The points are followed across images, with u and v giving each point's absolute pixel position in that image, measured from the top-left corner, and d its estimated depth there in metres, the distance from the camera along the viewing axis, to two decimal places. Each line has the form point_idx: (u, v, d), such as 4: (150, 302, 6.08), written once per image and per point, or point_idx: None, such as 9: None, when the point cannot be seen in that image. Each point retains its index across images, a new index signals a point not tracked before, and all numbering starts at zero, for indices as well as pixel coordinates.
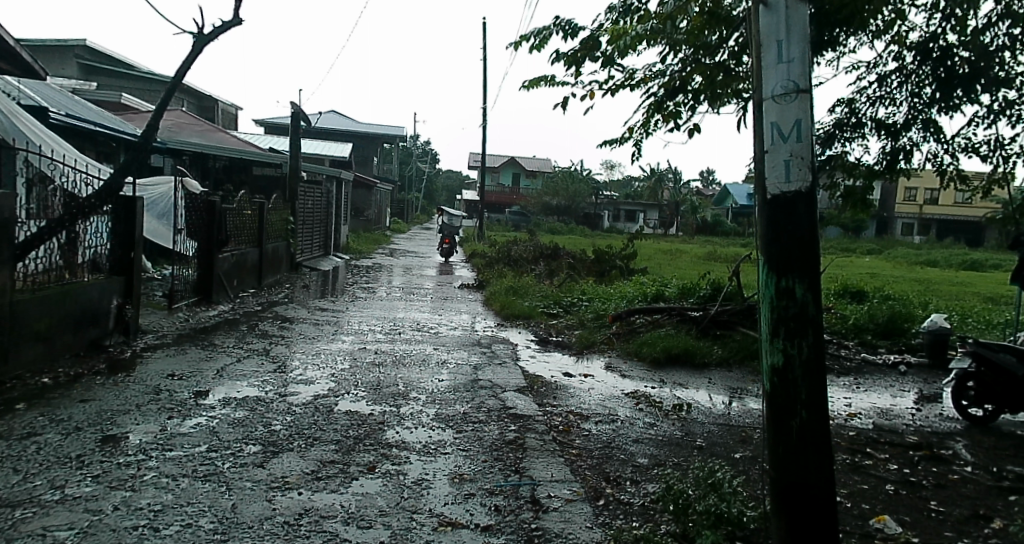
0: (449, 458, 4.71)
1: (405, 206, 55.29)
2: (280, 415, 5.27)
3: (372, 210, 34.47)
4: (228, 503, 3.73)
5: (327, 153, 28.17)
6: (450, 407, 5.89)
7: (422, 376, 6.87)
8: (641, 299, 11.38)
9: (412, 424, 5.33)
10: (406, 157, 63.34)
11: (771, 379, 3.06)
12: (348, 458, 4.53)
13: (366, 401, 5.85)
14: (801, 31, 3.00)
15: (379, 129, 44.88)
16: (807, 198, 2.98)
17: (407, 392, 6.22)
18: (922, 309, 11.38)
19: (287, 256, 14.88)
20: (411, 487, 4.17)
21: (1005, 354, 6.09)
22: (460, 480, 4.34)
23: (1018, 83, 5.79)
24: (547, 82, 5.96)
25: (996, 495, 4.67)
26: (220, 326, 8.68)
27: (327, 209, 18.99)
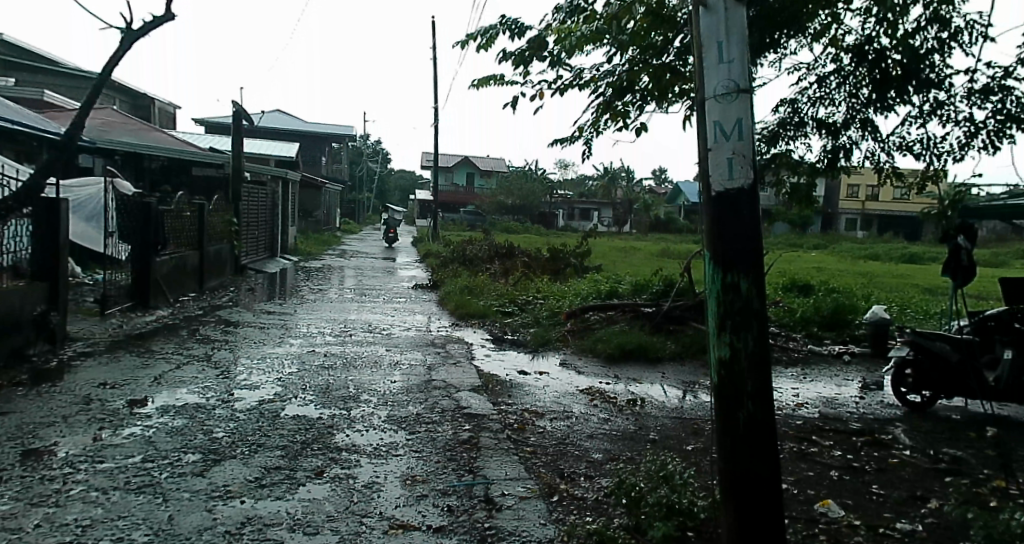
0: (401, 460, 4.69)
1: (355, 207, 54.69)
2: (222, 423, 5.19)
3: (322, 212, 34.10)
4: (164, 514, 3.67)
5: (272, 153, 27.74)
6: (403, 408, 5.88)
7: (374, 377, 6.84)
8: (596, 295, 11.54)
9: (363, 427, 5.29)
10: (355, 155, 62.41)
11: (718, 371, 3.13)
12: (295, 464, 4.48)
13: (314, 404, 5.80)
14: (740, 31, 3.08)
15: (326, 128, 44.34)
16: (749, 194, 3.06)
17: (358, 394, 6.18)
18: (865, 301, 11.77)
19: (230, 259, 14.62)
20: (361, 490, 4.15)
21: (942, 343, 6.30)
22: (412, 482, 4.33)
23: (948, 84, 6.03)
24: (496, 80, 5.94)
25: (934, 477, 4.84)
26: (159, 332, 8.51)
27: (273, 210, 18.70)
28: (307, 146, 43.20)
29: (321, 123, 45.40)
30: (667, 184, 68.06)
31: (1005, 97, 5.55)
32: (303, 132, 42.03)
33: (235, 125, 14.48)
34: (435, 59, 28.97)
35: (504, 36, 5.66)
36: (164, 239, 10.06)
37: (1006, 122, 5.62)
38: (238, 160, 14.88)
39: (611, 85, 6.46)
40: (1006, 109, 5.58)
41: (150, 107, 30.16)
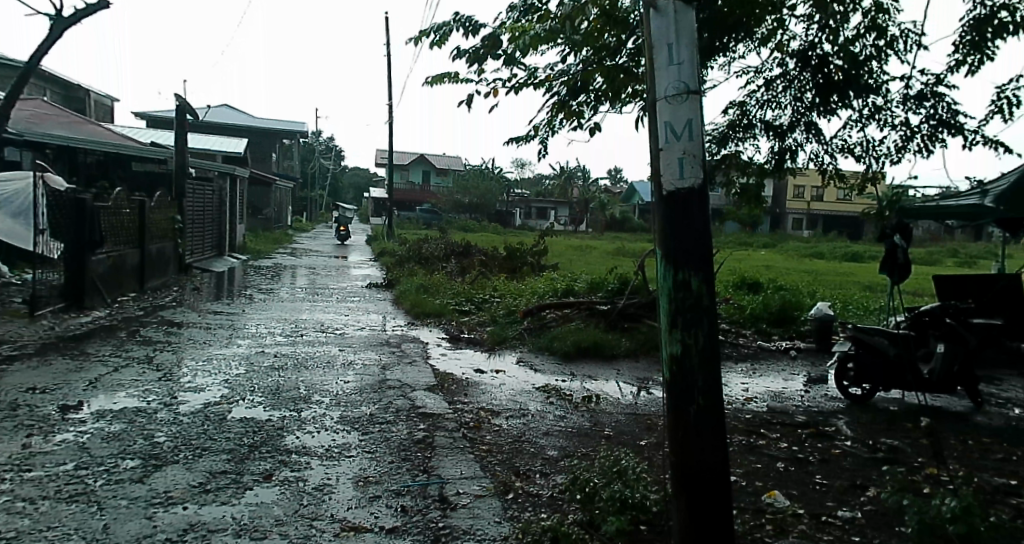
0: (354, 461, 4.69)
1: (307, 204, 53.96)
2: (164, 427, 5.10)
3: (272, 209, 33.56)
4: (100, 523, 3.61)
5: (220, 149, 27.18)
6: (356, 409, 5.86)
7: (325, 378, 6.79)
8: (552, 293, 11.64)
9: (314, 428, 5.27)
10: (307, 152, 61.50)
11: (669, 368, 3.22)
12: (241, 468, 4.44)
13: (263, 407, 5.74)
14: (689, 34, 3.17)
15: (276, 124, 43.61)
16: (699, 194, 3.15)
17: (309, 395, 6.14)
18: (811, 298, 12.12)
19: (174, 257, 14.32)
20: (311, 493, 4.14)
21: (880, 337, 6.57)
22: (365, 484, 4.33)
23: (885, 90, 6.25)
24: (451, 77, 5.91)
25: (872, 466, 5.03)
26: (94, 334, 8.29)
27: (219, 208, 18.35)
28: (257, 142, 42.38)
29: (270, 118, 44.58)
30: (621, 183, 68.75)
31: (938, 103, 5.78)
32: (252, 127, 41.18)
33: (178, 120, 14.17)
34: (389, 56, 28.76)
35: (458, 33, 5.67)
36: (99, 238, 9.82)
37: (938, 127, 5.86)
38: (182, 156, 14.58)
39: (565, 85, 6.52)
40: (939, 114, 5.81)
41: (85, 98, 29.11)
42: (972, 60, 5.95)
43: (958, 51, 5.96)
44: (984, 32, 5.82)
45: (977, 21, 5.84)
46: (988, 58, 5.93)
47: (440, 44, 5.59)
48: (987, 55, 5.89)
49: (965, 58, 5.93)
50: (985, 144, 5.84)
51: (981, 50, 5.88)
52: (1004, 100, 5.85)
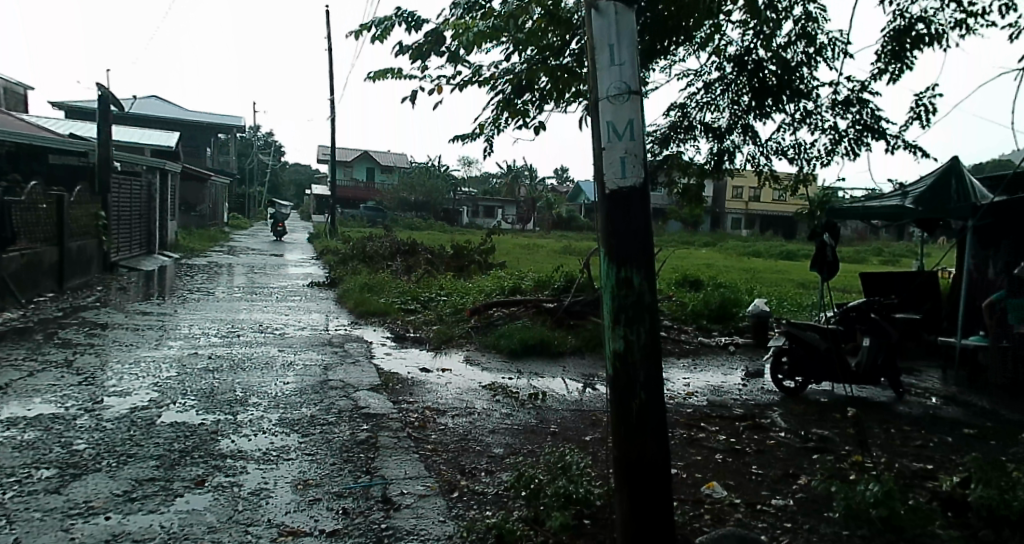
0: (292, 464, 4.64)
1: (246, 202, 52.77)
2: (85, 434, 4.96)
3: (206, 206, 32.69)
4: (10, 537, 3.50)
5: (149, 142, 26.31)
6: (295, 410, 5.79)
7: (263, 380, 6.69)
8: (500, 291, 11.70)
9: (251, 431, 5.19)
10: (245, 147, 60.09)
11: (612, 363, 3.29)
12: (171, 474, 4.35)
13: (195, 410, 5.62)
14: (631, 35, 3.25)
15: (211, 119, 42.50)
16: (640, 193, 3.23)
17: (246, 398, 6.04)
18: (749, 295, 12.47)
19: (96, 256, 13.88)
20: (247, 498, 4.08)
21: (812, 332, 6.83)
22: (305, 486, 4.29)
23: (815, 95, 6.49)
24: (394, 73, 5.85)
25: (804, 455, 5.22)
26: (7, 337, 7.97)
27: (146, 205, 17.84)
28: (190, 135, 41.21)
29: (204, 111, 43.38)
30: (567, 181, 69.23)
31: (863, 109, 6.02)
32: (185, 121, 40.04)
33: (100, 112, 13.71)
34: (331, 51, 28.33)
35: (401, 27, 5.64)
36: (10, 234, 9.49)
37: (863, 131, 6.10)
38: (105, 151, 14.13)
39: (510, 83, 6.55)
40: (864, 120, 6.05)
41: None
42: (892, 69, 6.20)
43: (880, 60, 6.21)
44: (903, 43, 6.10)
45: (897, 32, 6.12)
46: (907, 67, 6.19)
47: (382, 37, 5.55)
48: (907, 64, 6.15)
49: (887, 67, 6.19)
50: (906, 148, 6.10)
51: (901, 60, 6.14)
52: (923, 107, 6.13)
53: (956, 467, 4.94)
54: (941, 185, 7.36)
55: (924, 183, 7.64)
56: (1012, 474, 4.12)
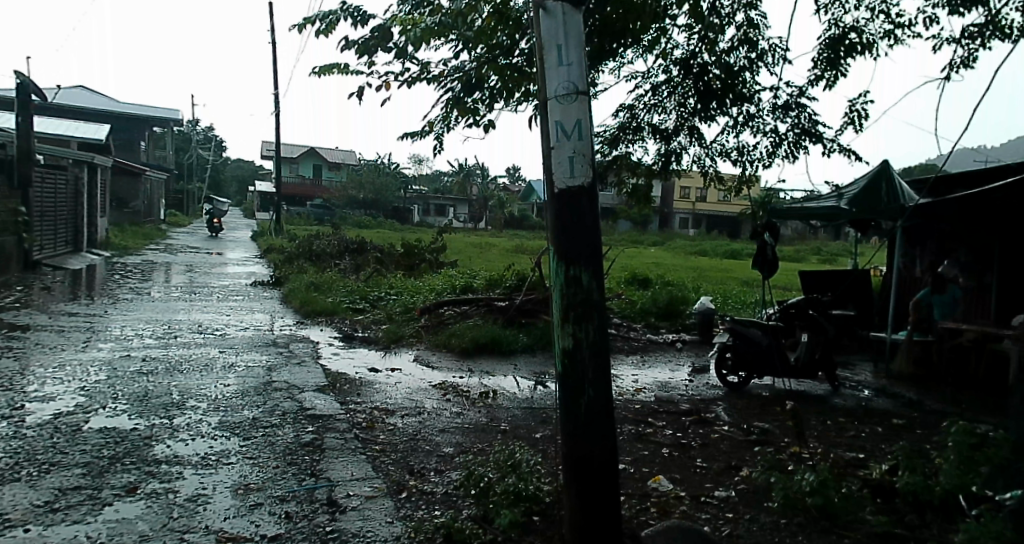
0: (233, 468, 4.53)
1: (186, 198, 51.35)
2: (6, 442, 4.77)
3: (143, 203, 31.69)
4: None
5: (79, 134, 25.34)
6: (236, 413, 5.67)
7: (203, 382, 6.53)
8: (450, 290, 11.65)
9: (188, 436, 5.06)
10: (185, 142, 58.50)
11: (562, 360, 3.30)
12: (99, 482, 4.21)
13: (127, 415, 5.45)
14: (578, 37, 3.26)
15: (149, 112, 41.21)
16: (588, 192, 3.25)
17: (183, 401, 5.88)
18: (695, 293, 12.68)
19: (16, 254, 13.32)
20: (182, 505, 3.98)
21: (755, 328, 6.94)
22: (245, 491, 4.20)
23: (757, 100, 6.63)
24: (340, 68, 5.76)
25: (746, 447, 5.33)
26: None
27: (72, 201, 17.19)
28: (125, 129, 39.88)
29: (141, 106, 42.05)
30: (519, 181, 69.40)
31: (801, 113, 6.17)
32: (120, 113, 38.75)
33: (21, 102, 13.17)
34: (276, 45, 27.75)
35: (346, 22, 5.56)
36: None
37: (801, 135, 6.25)
38: (27, 143, 13.57)
39: (459, 81, 6.50)
40: (802, 124, 6.21)
41: None
42: (828, 76, 6.37)
43: (816, 67, 6.37)
44: (838, 50, 6.29)
45: (831, 40, 6.31)
46: (842, 75, 6.37)
47: (327, 31, 5.46)
48: (841, 71, 6.33)
49: (823, 73, 6.36)
50: (842, 152, 6.27)
51: (836, 67, 6.31)
52: (856, 112, 6.31)
53: (886, 455, 5.12)
54: (873, 187, 7.61)
55: (858, 184, 7.90)
56: (936, 461, 4.29)
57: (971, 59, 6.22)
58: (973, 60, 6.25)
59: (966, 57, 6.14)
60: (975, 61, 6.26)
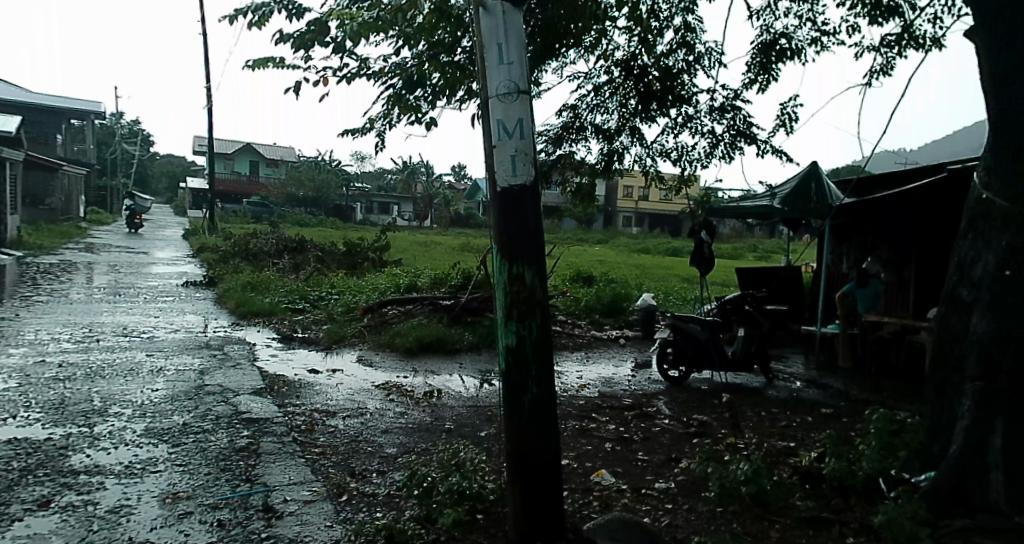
0: (160, 476, 4.37)
1: (113, 196, 49.44)
2: None
3: (59, 199, 30.27)
4: None
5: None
6: (164, 419, 5.47)
7: (127, 388, 6.28)
8: (394, 290, 11.50)
9: (110, 444, 4.86)
10: (107, 135, 56.27)
11: (505, 358, 3.27)
12: (11, 497, 4.00)
13: (43, 425, 5.20)
14: (518, 35, 3.23)
15: (71, 105, 39.49)
16: (531, 190, 3.22)
17: (105, 408, 5.65)
18: (638, 290, 12.83)
19: None
20: (103, 517, 3.81)
21: (694, 323, 7.05)
22: (173, 500, 4.05)
23: (695, 102, 6.72)
24: (275, 62, 5.61)
25: (686, 439, 5.40)
26: None
27: None
28: (43, 121, 38.10)
29: (62, 98, 40.25)
30: (464, 178, 69.08)
31: (736, 115, 6.28)
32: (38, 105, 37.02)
33: None
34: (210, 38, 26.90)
35: (280, 15, 5.41)
36: None
37: (737, 136, 6.37)
38: None
39: (398, 76, 6.40)
40: (737, 125, 6.32)
41: None
42: (760, 80, 6.50)
43: (749, 71, 6.51)
44: (770, 55, 6.43)
45: (763, 45, 6.47)
46: (774, 79, 6.50)
47: (260, 23, 5.31)
48: (773, 75, 6.46)
49: (755, 78, 6.48)
50: (775, 154, 6.40)
51: (768, 72, 6.44)
52: (787, 116, 6.46)
53: (815, 442, 5.25)
54: (804, 187, 7.82)
55: (790, 184, 8.09)
56: (859, 447, 4.44)
57: (889, 67, 6.46)
58: (891, 68, 6.49)
59: (884, 64, 6.36)
60: (892, 69, 6.49)
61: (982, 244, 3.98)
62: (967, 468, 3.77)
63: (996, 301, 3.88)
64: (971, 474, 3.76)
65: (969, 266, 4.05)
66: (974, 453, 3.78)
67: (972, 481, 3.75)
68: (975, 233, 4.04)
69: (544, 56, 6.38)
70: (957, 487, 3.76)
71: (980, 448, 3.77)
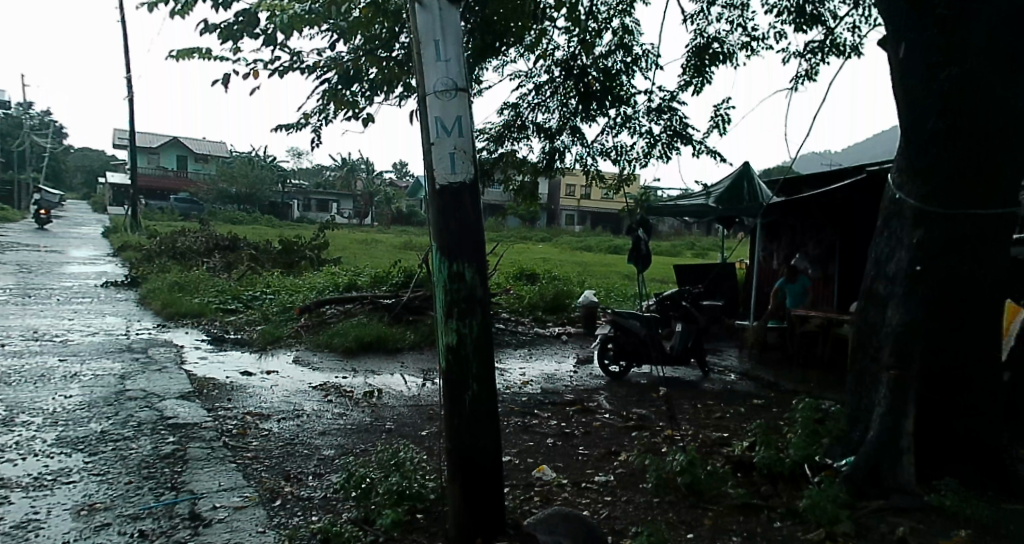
0: (76, 487, 4.16)
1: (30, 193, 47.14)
2: None
3: None
4: None
5: None
6: (80, 427, 5.21)
7: (41, 395, 5.97)
8: (332, 288, 11.27)
9: (21, 455, 4.60)
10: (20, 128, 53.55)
11: (445, 357, 3.19)
12: None
13: None
14: (455, 31, 3.15)
15: None
16: (471, 188, 3.17)
17: (16, 417, 5.35)
18: (580, 287, 12.90)
19: None
20: (11, 532, 3.59)
21: (633, 320, 7.12)
22: (89, 512, 3.85)
23: (634, 103, 6.77)
24: (201, 52, 5.40)
25: (625, 433, 5.43)
26: None
27: None
28: None
29: None
30: (406, 175, 68.44)
31: (673, 116, 6.34)
32: None
33: None
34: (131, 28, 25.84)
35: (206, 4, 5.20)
36: None
37: (674, 137, 6.43)
38: None
39: (333, 71, 6.25)
40: (674, 126, 6.38)
41: None
42: (695, 83, 6.58)
43: (684, 74, 6.58)
44: (704, 58, 6.52)
45: (697, 48, 6.55)
46: (708, 82, 6.59)
47: (185, 12, 5.09)
48: (707, 78, 6.54)
49: (690, 80, 6.55)
50: (709, 154, 6.49)
51: (702, 74, 6.52)
52: (720, 117, 6.56)
53: (747, 432, 5.35)
54: (737, 187, 7.97)
55: (723, 184, 8.24)
56: (788, 437, 4.54)
57: (813, 73, 6.63)
58: (815, 74, 6.67)
59: (808, 70, 6.52)
60: (816, 75, 6.67)
61: (896, 241, 4.14)
62: (881, 454, 3.84)
63: (909, 294, 4.03)
64: (885, 459, 3.82)
65: (884, 262, 4.20)
66: (888, 440, 3.86)
67: (886, 466, 3.81)
68: (890, 232, 4.19)
69: (483, 53, 6.32)
70: (872, 471, 3.82)
71: (894, 434, 3.85)
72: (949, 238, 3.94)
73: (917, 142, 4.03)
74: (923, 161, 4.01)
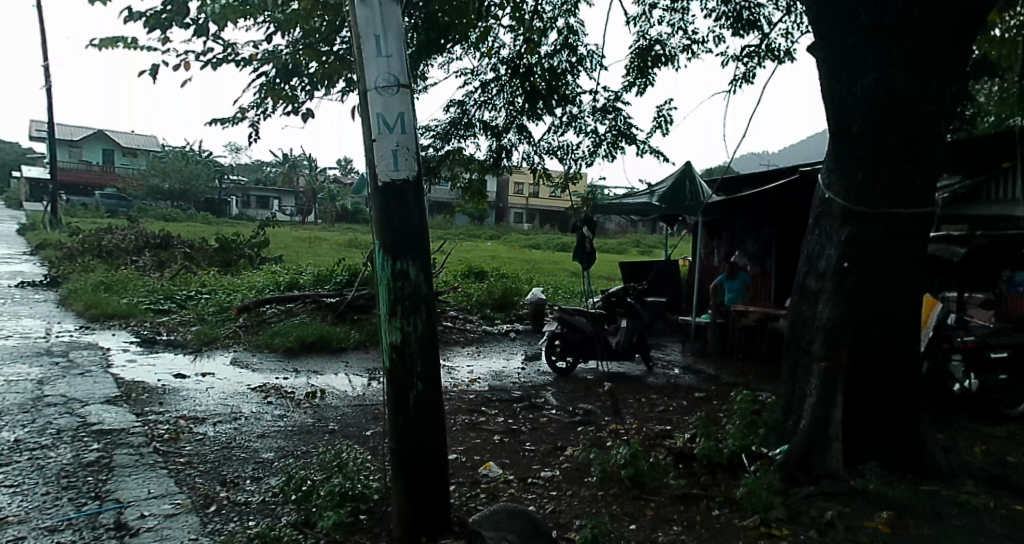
0: None
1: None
2: None
3: None
4: None
5: None
6: None
7: None
8: (273, 287, 10.99)
9: None
10: None
11: (389, 356, 3.09)
12: None
13: None
14: (396, 26, 3.06)
15: None
16: (414, 186, 3.09)
17: None
18: (528, 285, 12.88)
19: None
20: None
21: (580, 317, 7.13)
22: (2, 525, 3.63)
23: (580, 102, 6.76)
24: (126, 42, 5.16)
25: (571, 428, 5.41)
26: None
27: None
28: None
29: None
30: (349, 172, 67.52)
31: (618, 116, 6.36)
32: None
33: None
34: None
35: None
36: None
37: (618, 136, 6.44)
38: None
39: (269, 63, 6.05)
40: (619, 126, 6.40)
41: None
42: (639, 84, 6.60)
43: (627, 74, 6.60)
44: (646, 60, 6.55)
45: (641, 50, 6.58)
46: (651, 84, 6.63)
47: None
48: (649, 80, 6.58)
49: (634, 81, 6.58)
50: (652, 154, 6.53)
51: (645, 75, 6.55)
52: (663, 117, 6.60)
53: (690, 424, 5.39)
54: (680, 186, 8.04)
55: (666, 183, 8.31)
56: (728, 429, 4.58)
57: (750, 77, 6.74)
58: (752, 78, 6.77)
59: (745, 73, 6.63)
60: (752, 79, 6.78)
61: (826, 238, 4.20)
62: (812, 442, 3.90)
63: (838, 289, 4.09)
64: (816, 447, 3.88)
65: (814, 259, 4.26)
66: (819, 430, 3.92)
67: (817, 453, 3.87)
68: (821, 229, 4.25)
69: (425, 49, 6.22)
70: (803, 459, 3.88)
71: (823, 424, 3.92)
72: (878, 235, 4.02)
73: (846, 142, 4.10)
74: (853, 160, 4.08)
